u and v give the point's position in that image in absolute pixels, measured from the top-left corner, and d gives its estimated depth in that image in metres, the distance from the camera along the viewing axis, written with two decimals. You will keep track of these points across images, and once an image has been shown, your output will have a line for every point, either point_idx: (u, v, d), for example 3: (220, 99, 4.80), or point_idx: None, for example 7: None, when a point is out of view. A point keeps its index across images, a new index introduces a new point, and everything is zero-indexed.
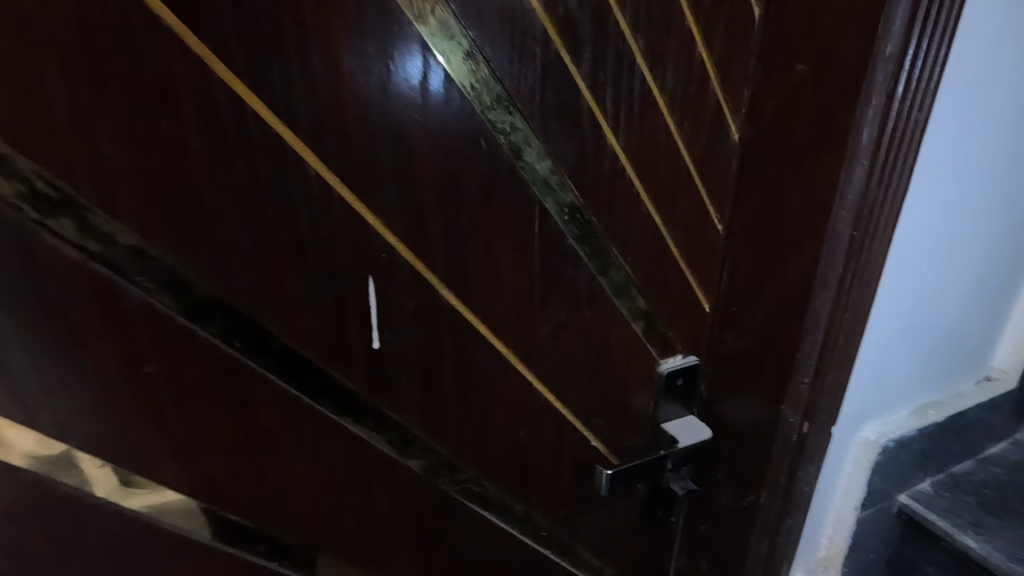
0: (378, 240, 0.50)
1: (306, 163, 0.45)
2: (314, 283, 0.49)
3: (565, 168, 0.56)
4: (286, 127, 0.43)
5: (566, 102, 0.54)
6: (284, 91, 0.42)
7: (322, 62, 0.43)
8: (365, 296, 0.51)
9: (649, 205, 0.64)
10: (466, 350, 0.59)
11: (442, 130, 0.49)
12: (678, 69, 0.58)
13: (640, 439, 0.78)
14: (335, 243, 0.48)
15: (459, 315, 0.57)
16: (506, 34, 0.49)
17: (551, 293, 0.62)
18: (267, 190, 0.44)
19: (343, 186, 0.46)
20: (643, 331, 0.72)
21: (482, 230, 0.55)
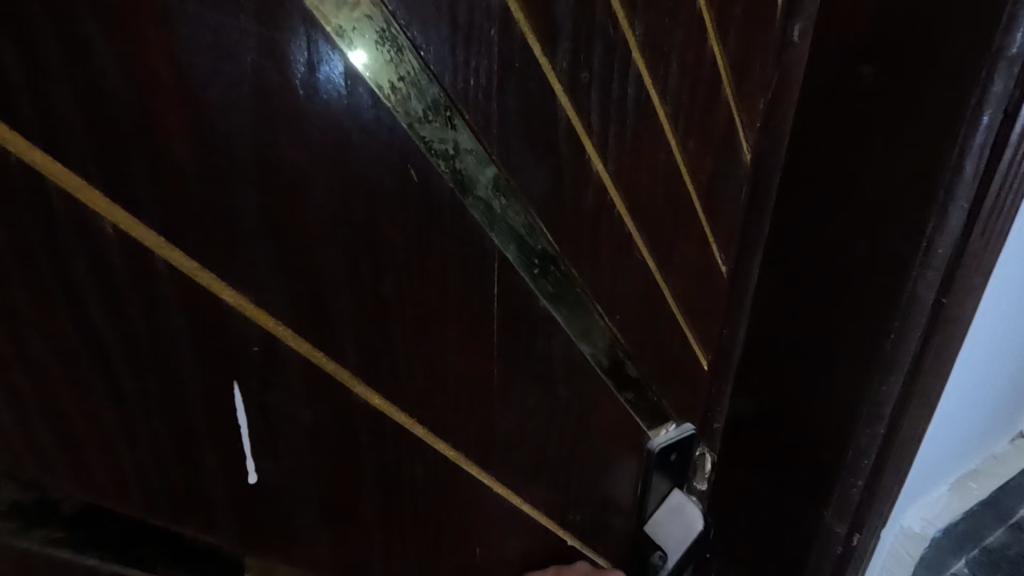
0: (243, 326, 0.31)
1: (94, 210, 0.26)
2: (133, 403, 0.30)
3: (535, 204, 0.40)
4: (43, 152, 0.24)
5: (535, 112, 0.37)
6: (34, 89, 0.23)
7: (110, 37, 0.24)
8: (228, 413, 0.32)
9: (643, 248, 0.48)
10: (396, 464, 0.41)
11: (345, 154, 0.31)
12: (682, 69, 0.44)
13: (627, 530, 0.62)
14: (166, 339, 0.29)
15: (384, 420, 0.39)
16: (446, 5, 0.31)
17: (517, 372, 0.45)
18: (17, 263, 0.25)
19: (172, 247, 0.28)
20: (634, 402, 0.56)
21: (415, 298, 0.37)
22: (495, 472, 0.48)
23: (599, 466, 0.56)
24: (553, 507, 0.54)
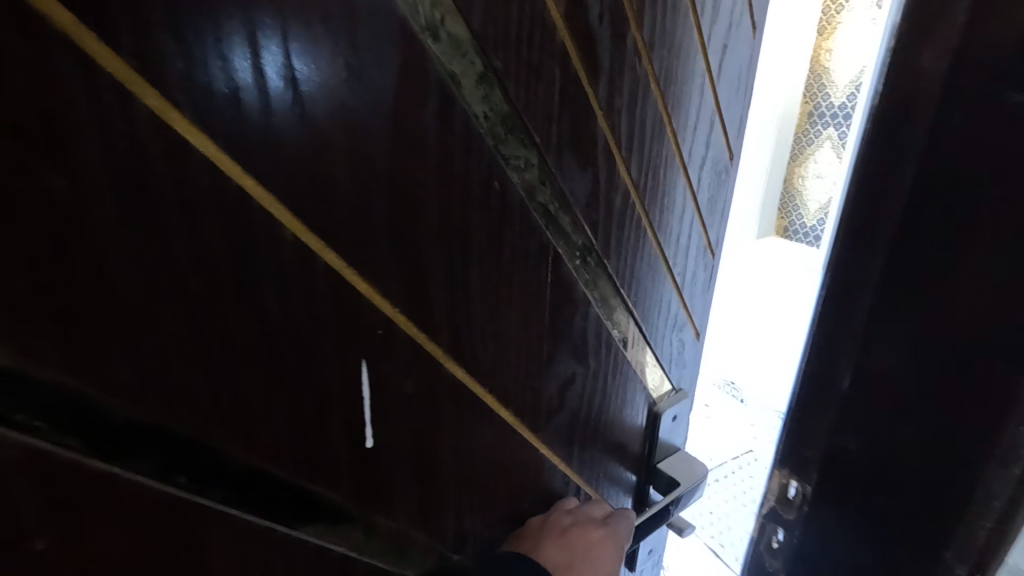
0: (371, 313, 0.38)
1: (277, 221, 0.32)
2: (291, 380, 0.36)
3: (579, 207, 0.49)
4: (248, 176, 0.30)
5: (582, 132, 0.46)
6: (248, 129, 0.29)
7: (300, 84, 0.30)
8: (355, 386, 0.39)
9: (653, 239, 0.58)
10: (471, 428, 0.49)
11: (449, 170, 0.38)
12: (686, 93, 0.54)
13: (635, 481, 0.73)
14: (317, 325, 0.36)
15: (464, 389, 0.46)
16: (525, 52, 0.40)
17: (560, 346, 0.54)
18: (223, 266, 0.31)
19: (327, 250, 0.34)
20: (642, 371, 0.66)
21: (492, 285, 0.45)
22: (541, 435, 0.56)
23: (616, 426, 0.66)
24: (581, 463, 0.63)
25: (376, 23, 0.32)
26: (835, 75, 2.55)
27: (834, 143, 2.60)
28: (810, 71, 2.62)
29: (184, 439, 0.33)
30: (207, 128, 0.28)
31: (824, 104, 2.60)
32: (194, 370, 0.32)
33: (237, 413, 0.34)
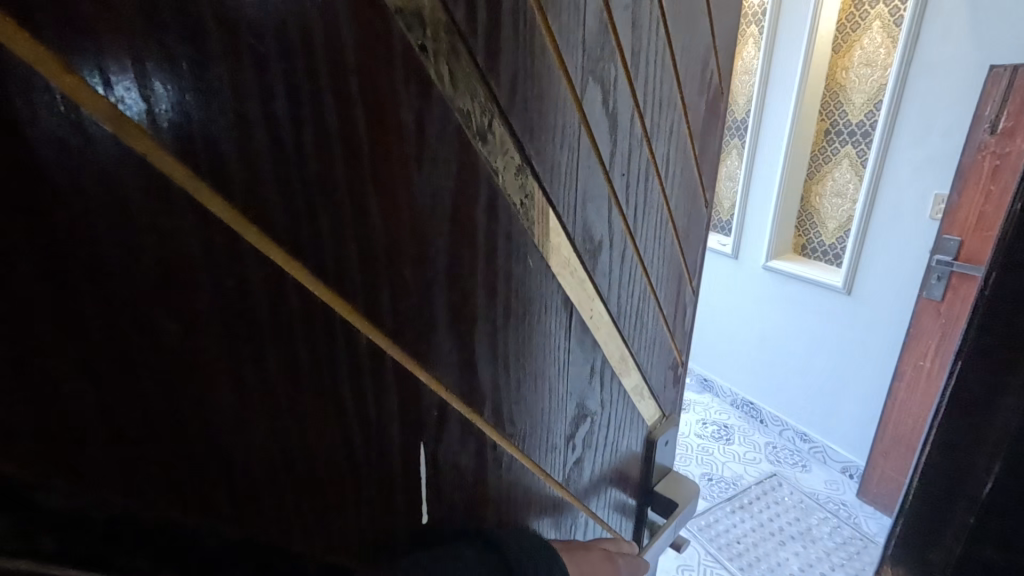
0: (430, 396, 0.39)
1: (356, 329, 0.33)
2: (363, 475, 0.36)
3: (596, 271, 0.52)
4: (332, 292, 0.31)
5: (597, 202, 0.49)
6: (335, 250, 0.30)
7: (379, 200, 0.32)
8: (416, 468, 0.40)
9: (650, 290, 0.63)
10: (509, 486, 0.50)
11: (495, 256, 0.41)
12: (673, 159, 0.59)
13: (636, 502, 0.77)
14: (386, 418, 0.37)
15: (504, 453, 0.48)
16: (554, 141, 0.42)
17: (580, 396, 0.56)
18: (310, 380, 0.31)
19: (393, 346, 0.36)
20: (641, 405, 0.70)
21: (524, 352, 0.47)
22: (561, 480, 0.58)
23: (616, 459, 0.70)
24: (591, 499, 0.66)
25: (439, 132, 0.34)
26: (850, 95, 2.23)
27: (850, 161, 2.26)
28: (827, 88, 2.32)
29: (265, 547, 0.33)
30: (302, 254, 0.29)
31: (841, 121, 2.28)
32: (282, 481, 0.32)
33: (317, 515, 0.35)
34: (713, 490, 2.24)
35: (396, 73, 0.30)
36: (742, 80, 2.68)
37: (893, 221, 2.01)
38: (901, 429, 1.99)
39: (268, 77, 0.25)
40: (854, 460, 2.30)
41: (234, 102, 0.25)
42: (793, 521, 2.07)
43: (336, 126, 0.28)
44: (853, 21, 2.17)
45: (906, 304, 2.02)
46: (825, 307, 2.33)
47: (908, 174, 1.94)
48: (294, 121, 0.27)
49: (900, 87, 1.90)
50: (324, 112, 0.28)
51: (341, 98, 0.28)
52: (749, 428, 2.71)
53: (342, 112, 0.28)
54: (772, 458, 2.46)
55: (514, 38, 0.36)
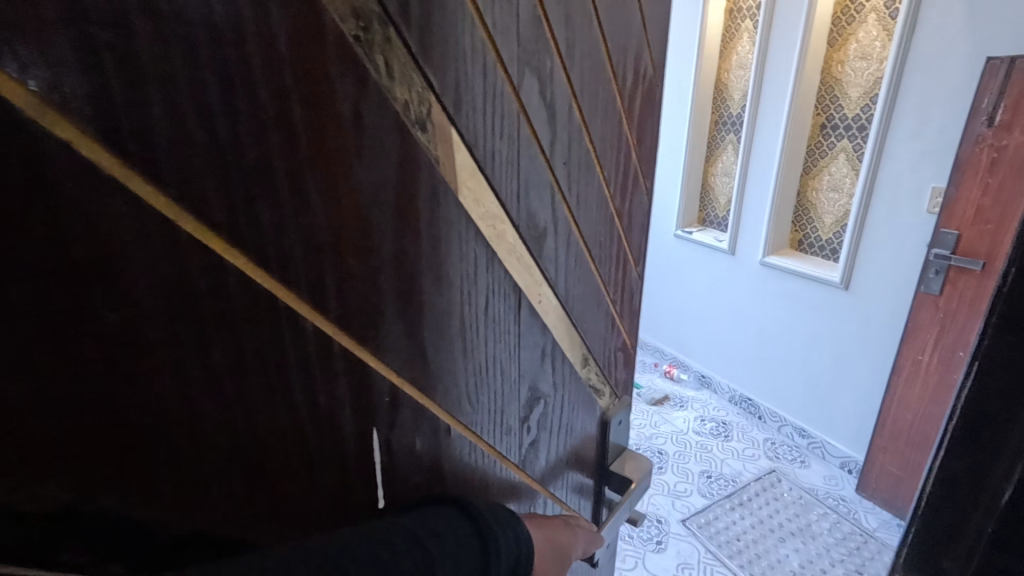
0: (381, 382, 0.40)
1: (302, 317, 0.33)
2: (316, 462, 0.37)
3: (543, 257, 0.54)
4: (276, 281, 0.31)
5: (541, 189, 0.51)
6: (277, 239, 0.31)
7: (320, 189, 0.32)
8: (369, 454, 0.41)
9: (598, 276, 0.66)
10: (468, 470, 0.52)
11: (444, 244, 0.42)
12: (614, 147, 0.61)
13: (594, 482, 0.80)
14: (337, 406, 0.37)
15: (461, 437, 0.50)
16: (497, 131, 0.44)
17: (535, 379, 0.59)
18: (257, 370, 0.32)
19: (338, 332, 0.36)
20: (594, 387, 0.74)
21: (478, 338, 0.48)
22: (518, 462, 0.60)
23: (573, 441, 0.72)
24: (551, 480, 0.69)
25: (379, 123, 0.35)
26: (846, 88, 2.36)
27: (848, 155, 2.41)
28: (823, 81, 2.45)
29: (194, 535, 0.32)
30: (241, 243, 0.29)
31: (838, 115, 2.41)
32: (233, 471, 0.32)
33: (269, 502, 0.35)
34: (713, 487, 2.38)
35: (330, 63, 0.31)
36: (739, 74, 2.86)
37: (891, 213, 2.12)
38: (898, 424, 2.12)
39: (198, 66, 0.25)
40: (853, 456, 2.44)
41: (162, 92, 0.25)
42: (792, 518, 2.20)
43: (271, 114, 0.29)
44: (850, 14, 2.30)
45: (901, 297, 2.15)
46: (824, 299, 2.45)
47: (907, 166, 2.04)
48: (226, 109, 0.27)
49: (897, 75, 2.00)
50: (259, 101, 0.28)
51: (275, 88, 0.28)
52: (749, 425, 2.84)
53: (275, 102, 0.29)
54: (771, 454, 2.61)
55: (449, 30, 0.37)
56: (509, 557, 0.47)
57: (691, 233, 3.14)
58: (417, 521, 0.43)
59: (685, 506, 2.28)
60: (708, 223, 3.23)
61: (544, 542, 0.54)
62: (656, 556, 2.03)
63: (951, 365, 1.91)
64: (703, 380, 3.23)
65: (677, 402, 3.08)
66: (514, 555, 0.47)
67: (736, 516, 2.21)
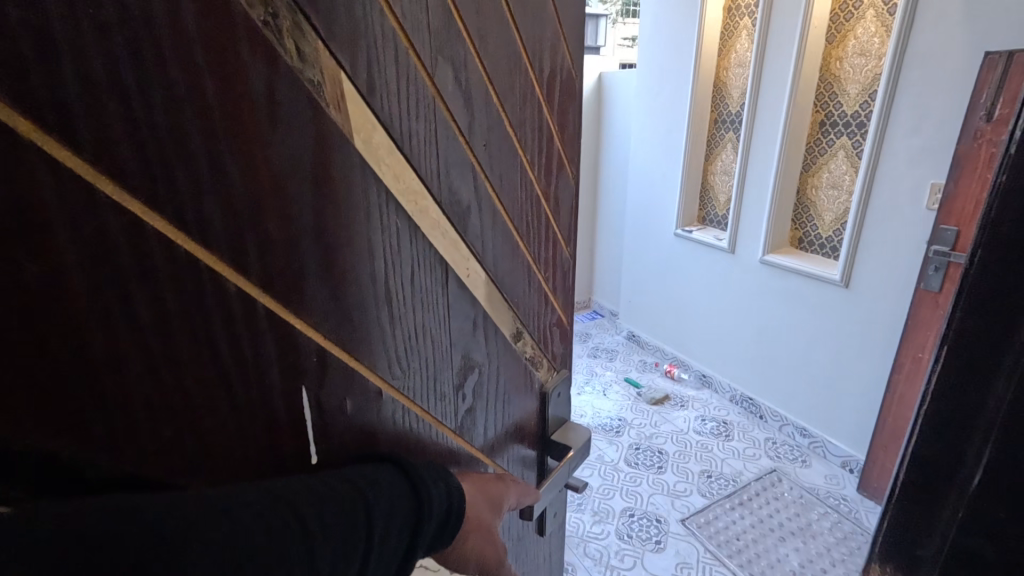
0: (307, 343, 0.44)
1: (223, 277, 0.37)
2: (246, 412, 0.40)
3: (469, 233, 0.58)
4: (197, 244, 0.34)
5: (462, 168, 0.55)
6: (196, 203, 0.34)
7: (235, 156, 0.35)
8: (298, 409, 0.44)
9: (528, 254, 0.71)
10: (402, 432, 0.56)
11: (365, 213, 0.46)
12: (534, 132, 0.66)
13: (537, 450, 0.85)
14: (263, 361, 0.40)
15: (393, 399, 0.54)
16: (413, 111, 0.48)
17: (467, 348, 0.63)
18: (180, 324, 0.35)
19: (261, 293, 0.39)
20: (530, 361, 0.79)
21: (407, 306, 0.52)
22: (454, 428, 0.64)
23: (514, 411, 0.77)
24: (494, 451, 0.73)
25: (291, 98, 0.38)
26: (845, 85, 2.45)
27: (846, 152, 2.50)
28: (823, 78, 2.55)
29: (123, 475, 0.35)
30: (158, 203, 0.32)
31: (836, 113, 2.51)
32: (162, 416, 0.35)
33: (196, 451, 0.38)
34: (714, 487, 2.57)
35: (237, 41, 0.34)
36: (737, 72, 2.95)
37: (889, 208, 2.26)
38: (899, 421, 2.28)
39: (109, 40, 0.28)
40: (854, 455, 2.63)
41: (76, 66, 0.28)
42: (793, 518, 2.39)
43: (182, 87, 0.32)
44: (847, 11, 2.39)
45: (896, 295, 2.29)
46: (824, 295, 2.60)
47: (904, 164, 2.16)
48: (138, 83, 0.30)
49: (895, 71, 2.10)
50: (170, 73, 0.31)
51: (184, 61, 0.32)
52: (751, 425, 3.04)
53: (184, 74, 0.32)
54: (772, 454, 2.81)
55: (357, 17, 0.41)
56: (442, 499, 0.54)
57: (691, 233, 3.28)
58: (354, 469, 0.49)
59: (684, 506, 2.44)
60: (708, 221, 3.35)
61: (474, 489, 0.62)
62: (657, 556, 2.17)
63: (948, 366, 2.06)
64: (703, 379, 3.41)
65: (677, 401, 3.28)
66: (447, 498, 0.54)
67: (735, 516, 2.39)
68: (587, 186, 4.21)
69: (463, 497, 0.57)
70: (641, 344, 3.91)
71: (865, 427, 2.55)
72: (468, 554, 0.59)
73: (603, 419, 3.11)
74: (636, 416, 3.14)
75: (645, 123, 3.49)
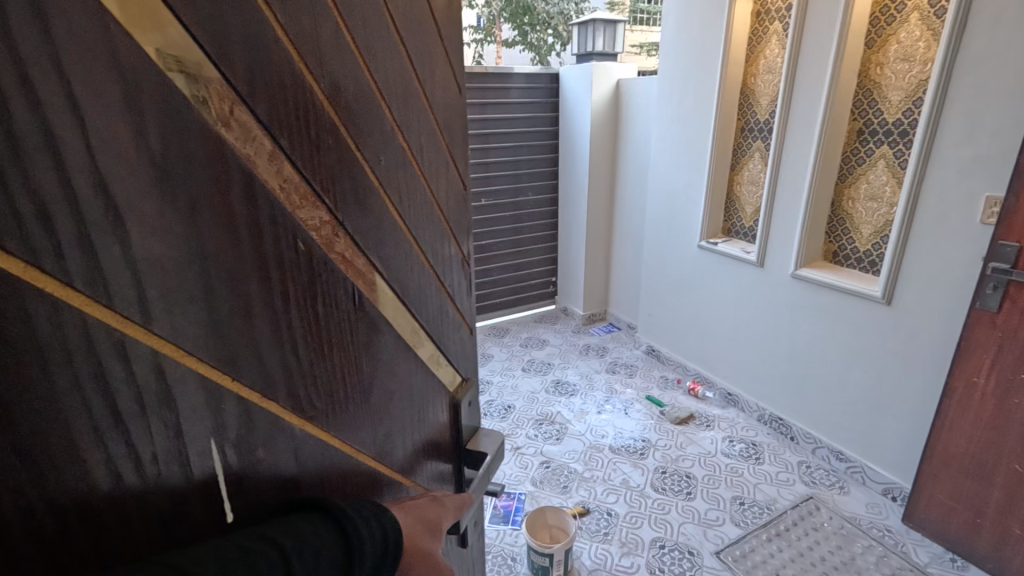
0: (212, 385, 0.43)
1: (110, 325, 0.35)
2: (148, 465, 0.38)
3: (370, 246, 0.63)
4: (74, 290, 0.33)
5: (356, 181, 0.59)
6: (71, 245, 0.33)
7: (117, 196, 0.34)
8: (209, 457, 0.43)
9: (427, 259, 0.79)
10: (320, 466, 0.56)
11: (267, 247, 0.46)
12: (423, 138, 0.76)
13: (452, 459, 0.93)
14: (163, 410, 0.39)
15: (313, 436, 0.55)
16: (304, 128, 0.50)
17: (375, 364, 0.65)
18: (60, 371, 0.33)
19: (155, 336, 0.38)
20: (436, 372, 0.85)
21: (317, 337, 0.54)
22: (372, 455, 0.67)
23: (426, 430, 0.82)
24: (410, 469, 0.78)
25: (173, 125, 0.37)
26: (887, 92, 2.32)
27: (887, 162, 2.35)
28: (861, 85, 2.43)
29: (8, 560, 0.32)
30: (25, 252, 0.30)
31: (876, 121, 2.38)
32: (52, 480, 0.33)
33: (92, 522, 0.35)
34: (748, 515, 2.41)
35: (115, 75, 0.34)
36: (767, 79, 2.85)
37: (938, 222, 2.10)
38: (950, 449, 2.10)
39: None
40: (897, 483, 2.44)
41: None
42: (835, 551, 2.22)
43: (47, 125, 0.31)
44: (889, 14, 2.27)
45: (948, 317, 2.13)
46: (862, 311, 2.44)
47: (955, 174, 2.02)
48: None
49: (947, 75, 1.97)
50: (33, 119, 0.30)
51: (50, 99, 0.31)
52: (782, 446, 2.87)
53: (40, 111, 0.31)
54: (807, 479, 2.64)
55: (246, 43, 0.43)
56: (377, 542, 0.52)
57: (717, 245, 3.16)
58: (272, 526, 0.46)
59: (717, 537, 2.30)
60: (734, 233, 3.24)
61: (411, 520, 0.60)
62: None
63: (1010, 390, 1.89)
64: (728, 398, 3.27)
65: (702, 421, 3.13)
66: (381, 539, 0.52)
67: (773, 548, 2.23)
68: (604, 197, 4.13)
69: (398, 528, 0.56)
70: (661, 359, 3.78)
71: (910, 456, 2.37)
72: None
73: (625, 439, 2.99)
74: (661, 437, 3.00)
75: (666, 131, 3.41)
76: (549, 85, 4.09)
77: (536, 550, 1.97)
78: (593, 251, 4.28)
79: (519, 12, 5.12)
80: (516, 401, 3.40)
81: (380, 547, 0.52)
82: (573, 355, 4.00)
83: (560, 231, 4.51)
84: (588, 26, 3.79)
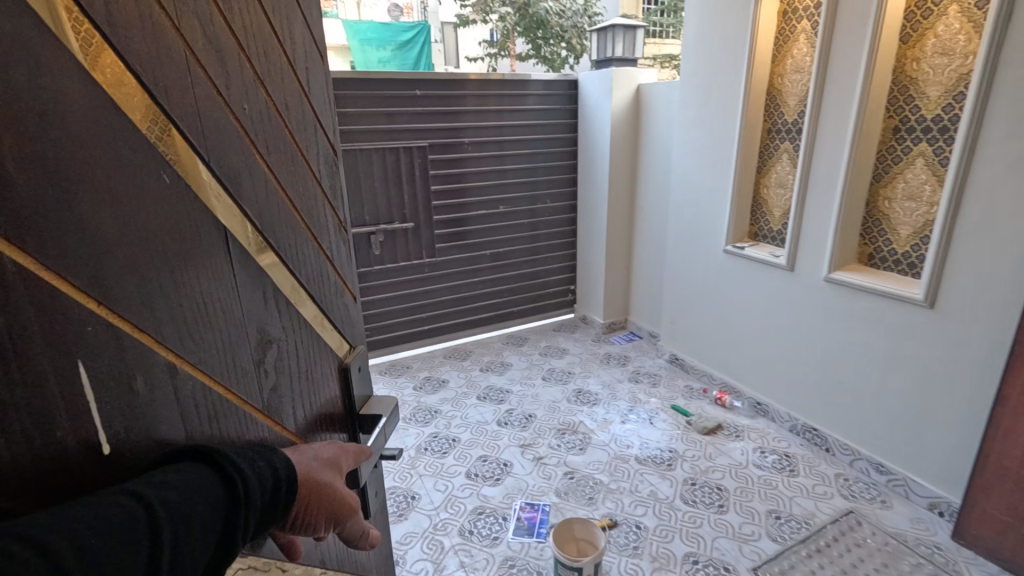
0: (78, 309, 0.44)
1: None
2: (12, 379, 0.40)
3: (243, 199, 0.65)
4: None
5: (222, 131, 0.61)
6: None
7: None
8: (79, 378, 0.44)
9: (304, 222, 0.81)
10: (205, 403, 0.58)
11: (133, 180, 0.49)
12: (289, 100, 0.78)
13: (346, 425, 0.97)
14: (25, 325, 0.40)
15: (194, 375, 0.57)
16: (164, 67, 0.53)
17: (254, 317, 0.67)
18: None
19: (21, 250, 0.39)
20: (322, 334, 0.87)
21: (190, 277, 0.56)
22: (259, 407, 0.69)
23: (313, 392, 0.84)
24: (302, 427, 0.80)
25: (25, 67, 0.40)
26: (925, 87, 2.21)
27: (926, 160, 2.24)
28: (896, 82, 2.33)
29: None
30: None
31: (913, 118, 2.28)
32: None
33: None
34: (785, 530, 2.30)
35: None
36: (794, 79, 2.76)
37: (982, 219, 1.98)
38: (1003, 462, 1.97)
39: None
40: (944, 497, 2.29)
41: None
42: (881, 569, 2.09)
43: None
44: (925, 9, 2.18)
45: (996, 321, 2.00)
46: (903, 314, 2.32)
47: (1001, 169, 1.91)
48: None
49: (989, 68, 1.87)
50: None
51: None
52: (817, 458, 2.75)
53: None
54: (846, 492, 2.51)
55: None
56: (263, 476, 0.56)
57: (744, 249, 3.07)
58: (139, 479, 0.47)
59: (754, 552, 2.19)
60: (761, 237, 3.14)
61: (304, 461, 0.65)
62: None
63: None
64: (758, 408, 3.15)
65: (732, 431, 3.03)
66: (269, 475, 0.56)
67: (815, 565, 2.12)
68: (625, 203, 4.09)
69: (291, 465, 0.60)
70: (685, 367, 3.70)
71: (958, 470, 2.22)
72: (314, 513, 0.64)
73: (651, 450, 2.91)
74: (688, 448, 2.91)
75: (688, 135, 3.36)
76: (567, 92, 4.09)
77: (564, 564, 1.92)
78: (613, 257, 4.23)
79: (533, 26, 5.18)
80: (537, 411, 3.36)
81: (270, 480, 0.56)
82: (595, 364, 3.94)
83: (580, 237, 4.48)
84: (608, 32, 3.76)
